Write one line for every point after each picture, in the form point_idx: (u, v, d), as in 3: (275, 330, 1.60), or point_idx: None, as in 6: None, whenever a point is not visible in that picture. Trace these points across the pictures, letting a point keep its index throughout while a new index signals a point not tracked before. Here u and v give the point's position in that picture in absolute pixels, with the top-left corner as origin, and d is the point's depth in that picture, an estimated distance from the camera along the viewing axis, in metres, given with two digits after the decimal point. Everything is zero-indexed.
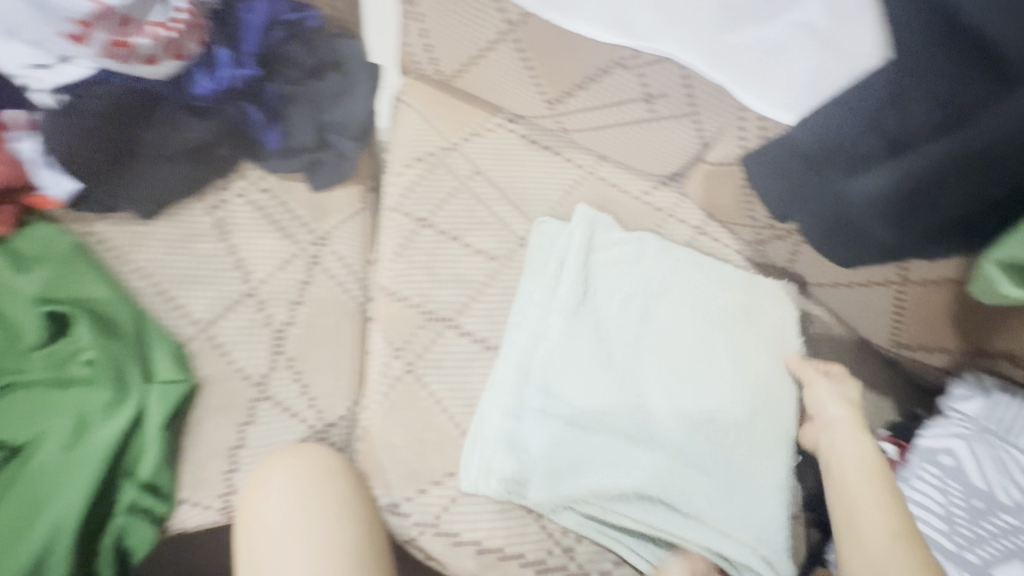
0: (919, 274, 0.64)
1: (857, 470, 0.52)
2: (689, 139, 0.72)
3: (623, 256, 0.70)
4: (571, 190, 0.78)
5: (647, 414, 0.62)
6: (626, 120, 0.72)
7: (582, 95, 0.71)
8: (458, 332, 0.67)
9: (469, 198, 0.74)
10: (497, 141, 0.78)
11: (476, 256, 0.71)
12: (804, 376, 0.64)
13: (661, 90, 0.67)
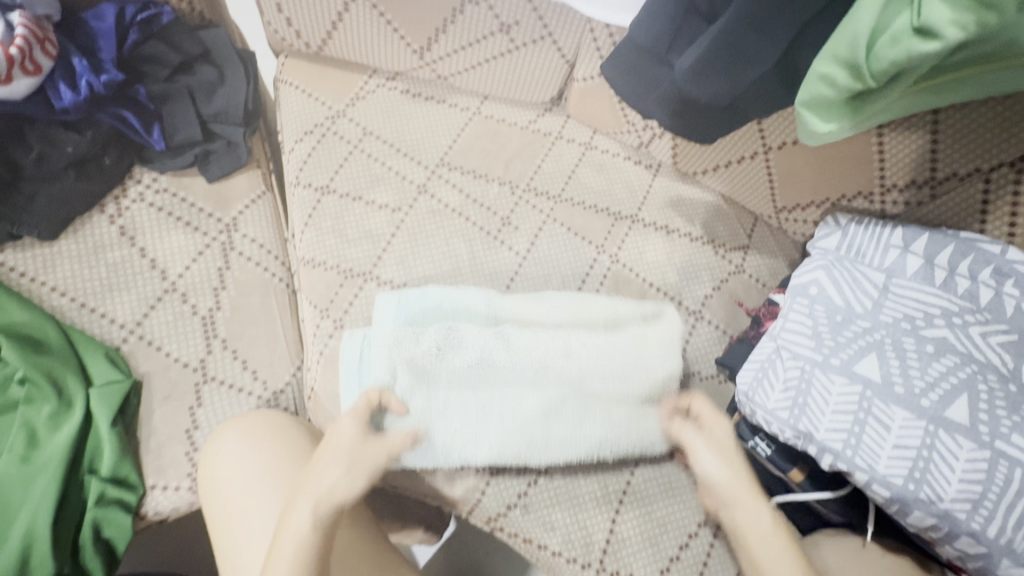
0: (774, 139, 0.72)
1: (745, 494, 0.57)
2: (553, 59, 0.76)
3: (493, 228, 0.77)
4: (461, 132, 0.82)
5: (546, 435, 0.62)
6: (491, 55, 0.77)
7: (445, 39, 0.75)
8: (377, 283, 0.72)
9: (364, 160, 0.78)
10: (380, 102, 0.81)
11: (380, 211, 0.75)
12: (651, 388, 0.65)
13: (512, 18, 0.72)
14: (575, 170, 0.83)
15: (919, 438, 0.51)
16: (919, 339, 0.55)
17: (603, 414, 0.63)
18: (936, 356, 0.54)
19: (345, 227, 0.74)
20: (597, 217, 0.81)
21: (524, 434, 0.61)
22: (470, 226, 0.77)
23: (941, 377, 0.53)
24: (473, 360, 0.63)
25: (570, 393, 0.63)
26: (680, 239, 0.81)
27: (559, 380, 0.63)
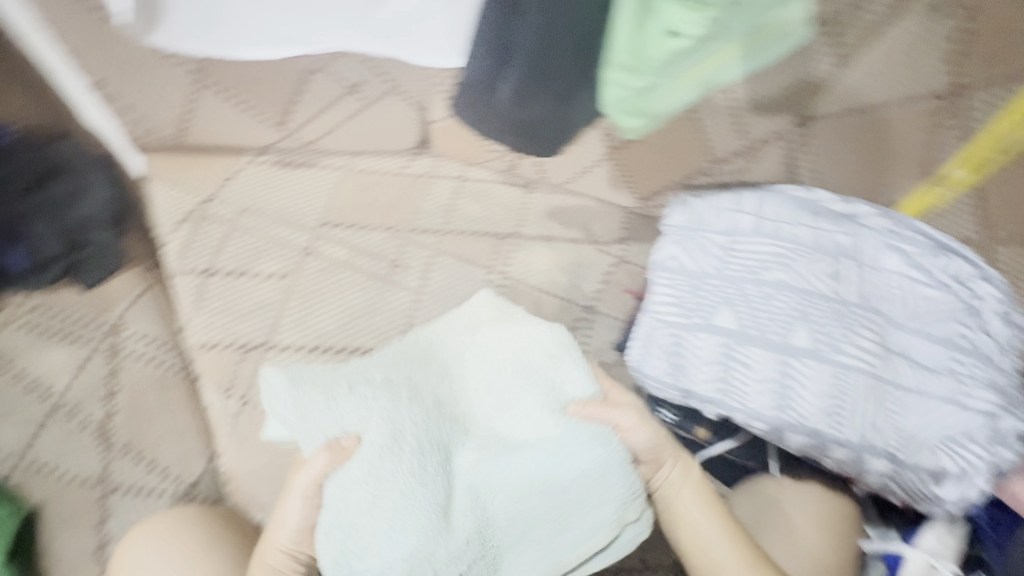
0: (618, 140, 0.79)
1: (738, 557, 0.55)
2: (404, 109, 0.83)
3: (381, 272, 0.80)
4: (337, 191, 0.86)
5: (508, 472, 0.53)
6: (347, 116, 0.82)
7: (300, 109, 0.80)
8: (276, 350, 0.73)
9: (244, 235, 0.80)
10: (253, 177, 0.84)
11: (269, 281, 0.77)
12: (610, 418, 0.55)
13: (356, 79, 0.77)
14: (453, 203, 0.89)
15: (775, 372, 0.58)
16: (760, 287, 0.63)
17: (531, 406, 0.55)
18: (777, 297, 0.61)
19: (237, 302, 0.75)
20: (482, 241, 0.86)
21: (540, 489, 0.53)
22: (360, 275, 0.79)
23: (784, 314, 0.60)
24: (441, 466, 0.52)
25: (543, 464, 0.53)
26: (561, 244, 0.88)
27: (530, 394, 0.55)
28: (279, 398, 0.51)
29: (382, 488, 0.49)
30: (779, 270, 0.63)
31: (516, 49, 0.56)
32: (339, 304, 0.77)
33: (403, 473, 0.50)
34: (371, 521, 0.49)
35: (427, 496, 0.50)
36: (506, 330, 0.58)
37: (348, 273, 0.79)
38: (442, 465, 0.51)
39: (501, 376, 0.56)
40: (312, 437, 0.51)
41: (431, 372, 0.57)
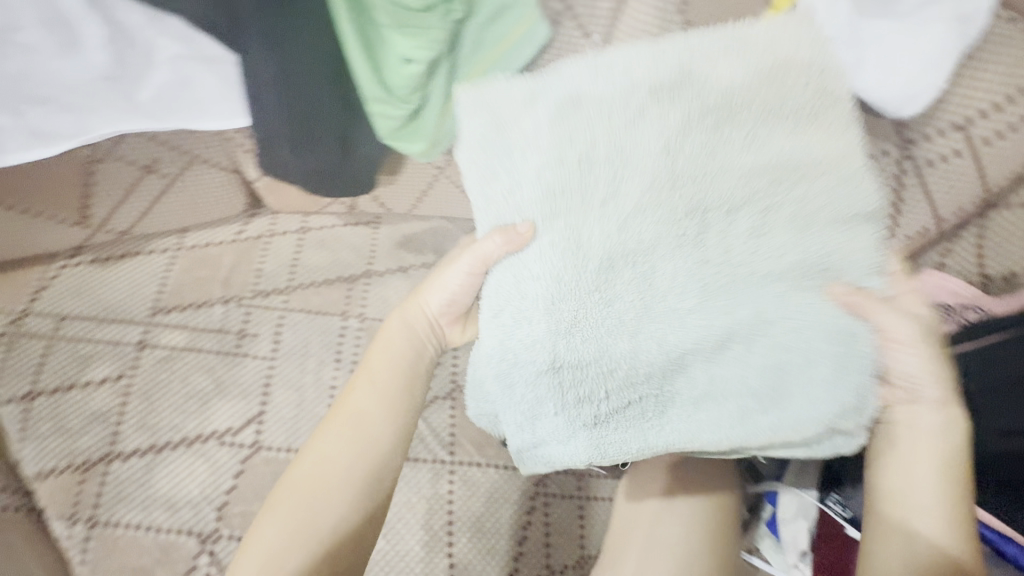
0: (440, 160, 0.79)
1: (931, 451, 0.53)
2: (214, 177, 0.79)
3: (228, 350, 0.76)
4: (167, 274, 0.81)
5: (664, 283, 0.50)
6: (155, 196, 0.78)
7: (99, 201, 0.75)
8: (122, 459, 0.69)
9: (68, 346, 0.75)
10: (70, 281, 0.79)
11: (101, 388, 0.72)
12: (870, 313, 0.49)
13: (148, 159, 0.73)
14: (298, 257, 0.85)
15: None
16: None
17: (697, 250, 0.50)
18: None
19: (66, 420, 0.70)
20: (334, 288, 0.84)
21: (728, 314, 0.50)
22: (205, 356, 0.75)
23: None
24: (669, 270, 0.50)
25: (700, 249, 0.50)
26: (416, 272, 0.87)
27: (670, 242, 0.50)
28: (486, 103, 0.54)
29: (547, 307, 0.52)
30: None
31: (268, 107, 0.56)
32: (182, 394, 0.73)
33: (582, 271, 0.51)
34: (502, 333, 0.55)
35: (609, 321, 0.52)
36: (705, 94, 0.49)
37: (188, 357, 0.75)
38: (606, 270, 0.51)
39: (694, 137, 0.49)
40: (504, 215, 0.54)
41: (687, 220, 0.50)
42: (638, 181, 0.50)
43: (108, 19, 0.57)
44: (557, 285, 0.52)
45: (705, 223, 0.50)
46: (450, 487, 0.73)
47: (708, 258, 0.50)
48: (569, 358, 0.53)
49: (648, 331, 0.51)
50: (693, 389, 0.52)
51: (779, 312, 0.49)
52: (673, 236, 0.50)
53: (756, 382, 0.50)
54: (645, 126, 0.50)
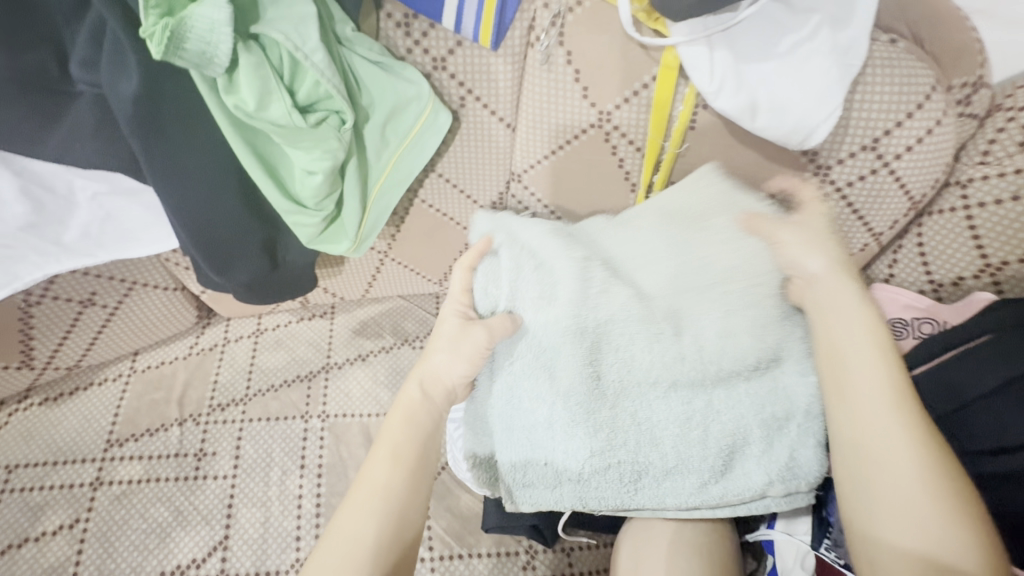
0: (381, 245, 0.79)
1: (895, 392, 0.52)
2: (158, 298, 0.79)
3: (188, 474, 0.74)
4: (121, 401, 0.79)
5: (676, 432, 0.56)
6: (98, 327, 0.77)
7: (39, 342, 0.74)
8: None
9: (20, 497, 0.72)
10: (21, 426, 0.77)
11: (58, 536, 0.70)
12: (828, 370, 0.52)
13: (85, 293, 0.73)
14: (253, 364, 0.84)
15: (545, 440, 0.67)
16: None
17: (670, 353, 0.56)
18: None
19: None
20: (293, 389, 0.82)
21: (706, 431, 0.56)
22: (164, 485, 0.73)
23: None
24: (682, 408, 0.56)
25: (676, 345, 0.56)
26: (377, 357, 0.85)
27: (698, 399, 0.56)
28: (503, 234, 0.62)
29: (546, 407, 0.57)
30: None
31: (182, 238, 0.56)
32: (143, 530, 0.71)
33: (579, 382, 0.56)
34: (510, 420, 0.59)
35: (606, 427, 0.56)
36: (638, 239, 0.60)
37: (146, 490, 0.73)
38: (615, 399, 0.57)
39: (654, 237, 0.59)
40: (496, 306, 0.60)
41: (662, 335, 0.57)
42: (618, 297, 0.57)
43: (17, 173, 0.58)
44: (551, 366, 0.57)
45: (678, 327, 0.57)
46: None
47: (703, 379, 0.56)
48: (576, 459, 0.56)
49: (656, 427, 0.56)
50: (661, 486, 0.57)
51: (740, 416, 0.56)
52: (655, 345, 0.56)
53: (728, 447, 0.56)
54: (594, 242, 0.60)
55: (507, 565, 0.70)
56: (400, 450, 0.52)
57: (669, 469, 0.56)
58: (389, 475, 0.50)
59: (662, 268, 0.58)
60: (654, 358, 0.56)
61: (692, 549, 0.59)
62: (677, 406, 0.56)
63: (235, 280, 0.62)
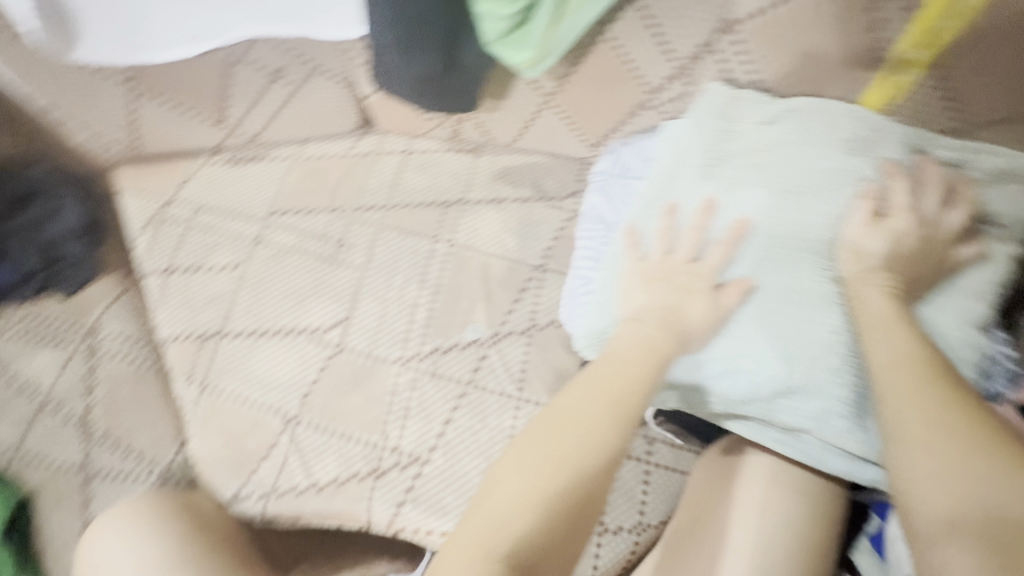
0: (549, 85, 0.75)
1: (885, 376, 0.48)
2: (334, 87, 0.81)
3: (322, 255, 0.81)
4: (285, 179, 0.87)
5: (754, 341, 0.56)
6: (279, 104, 0.83)
7: (233, 102, 0.82)
8: (230, 337, 0.77)
9: (199, 234, 0.84)
10: (205, 177, 0.87)
11: (222, 273, 0.81)
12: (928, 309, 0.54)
13: (276, 65, 0.78)
14: (399, 178, 0.86)
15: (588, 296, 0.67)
16: (639, 215, 0.63)
17: (790, 261, 0.56)
18: (650, 226, 0.62)
19: (182, 299, 0.80)
20: (429, 211, 0.84)
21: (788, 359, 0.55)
22: (307, 257, 0.81)
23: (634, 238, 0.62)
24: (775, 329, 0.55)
25: (799, 251, 0.56)
26: (510, 204, 0.84)
27: (807, 326, 0.55)
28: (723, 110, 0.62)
29: (626, 231, 0.63)
30: (667, 196, 0.62)
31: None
32: (284, 289, 0.79)
33: (639, 219, 0.63)
34: (599, 240, 0.68)
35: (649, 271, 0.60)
36: (801, 152, 0.58)
37: (292, 259, 0.81)
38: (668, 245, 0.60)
39: (809, 152, 0.58)
40: (671, 136, 0.64)
41: (792, 244, 0.56)
42: (747, 184, 0.59)
43: None
44: (643, 209, 0.63)
45: (806, 237, 0.56)
46: (514, 424, 0.71)
47: (808, 306, 0.55)
48: (613, 286, 0.62)
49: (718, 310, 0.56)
50: (706, 377, 0.58)
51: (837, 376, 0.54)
52: (773, 247, 0.56)
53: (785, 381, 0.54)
54: (732, 163, 0.60)
55: None
56: (611, 390, 0.52)
57: (716, 369, 0.58)
58: (597, 447, 0.49)
59: (807, 193, 0.56)
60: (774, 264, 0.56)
61: (789, 492, 0.59)
62: (771, 319, 0.55)
63: (410, 64, 0.61)
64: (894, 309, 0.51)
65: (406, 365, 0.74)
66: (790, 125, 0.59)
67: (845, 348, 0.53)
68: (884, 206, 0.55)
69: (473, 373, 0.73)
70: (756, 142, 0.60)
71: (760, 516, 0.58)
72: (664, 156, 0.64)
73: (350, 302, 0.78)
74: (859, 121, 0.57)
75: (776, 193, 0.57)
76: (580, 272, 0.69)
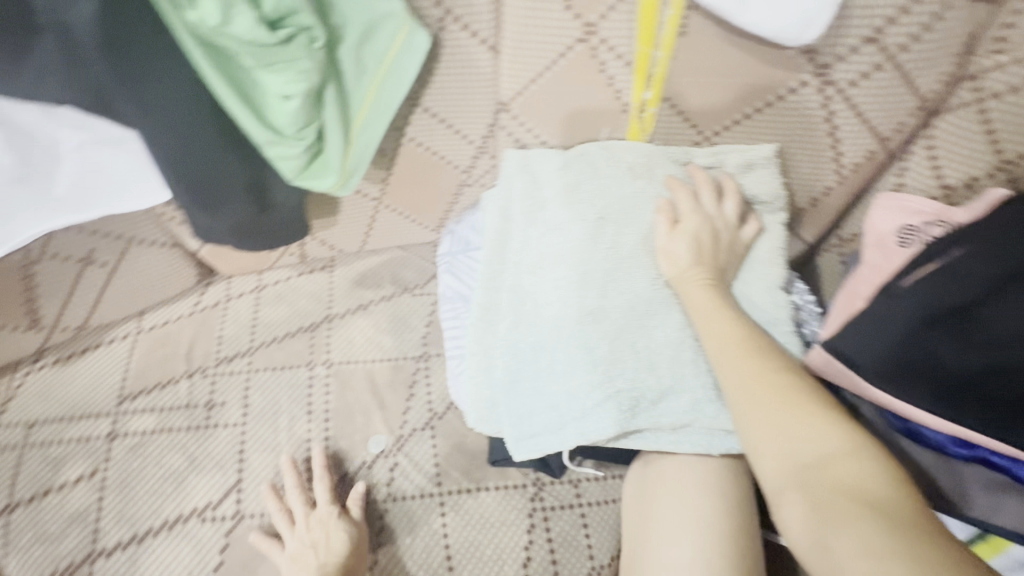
0: (373, 190, 0.79)
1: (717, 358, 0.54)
2: (157, 253, 0.80)
3: (194, 423, 0.76)
4: (130, 359, 0.80)
5: (618, 364, 0.57)
6: (101, 285, 0.79)
7: (47, 299, 0.76)
8: (105, 555, 0.68)
9: (38, 453, 0.74)
10: (34, 387, 0.78)
11: (78, 486, 0.72)
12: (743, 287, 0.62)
13: (84, 250, 0.74)
14: (256, 316, 0.84)
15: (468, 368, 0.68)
16: (484, 282, 0.65)
17: (618, 280, 0.60)
18: (497, 288, 0.64)
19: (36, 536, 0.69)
20: (297, 339, 0.82)
21: (649, 367, 0.57)
22: (175, 433, 0.75)
23: (487, 301, 0.65)
24: (627, 345, 0.58)
25: (622, 273, 0.60)
26: (376, 306, 0.85)
27: (654, 333, 0.58)
28: (525, 168, 0.67)
29: (479, 300, 0.65)
30: (503, 259, 0.65)
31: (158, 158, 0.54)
32: (157, 476, 0.72)
33: (485, 285, 0.65)
34: (461, 315, 0.70)
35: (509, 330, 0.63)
36: (596, 186, 0.64)
37: (160, 441, 0.74)
38: (516, 303, 0.63)
39: (603, 184, 0.64)
40: (490, 202, 0.68)
41: (617, 267, 0.60)
42: (565, 224, 0.63)
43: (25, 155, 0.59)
44: (486, 275, 0.65)
45: (624, 258, 0.61)
46: (443, 522, 0.69)
47: (649, 316, 0.59)
48: (482, 357, 0.64)
49: (575, 348, 0.58)
50: (586, 413, 0.57)
51: (695, 368, 0.57)
52: (602, 273, 0.60)
53: (653, 388, 0.57)
54: (547, 209, 0.64)
55: (514, 497, 0.71)
56: None
57: (593, 400, 0.56)
58: None
59: (612, 223, 0.63)
60: (611, 289, 0.60)
61: (701, 489, 0.61)
62: (624, 337, 0.58)
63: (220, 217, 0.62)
64: (711, 296, 0.58)
65: (316, 506, 0.70)
66: (580, 166, 0.65)
67: (692, 341, 0.58)
68: (677, 214, 0.63)
69: (387, 487, 0.71)
70: (559, 186, 0.64)
71: (688, 495, 0.61)
72: (488, 219, 0.67)
73: (236, 462, 0.73)
74: (631, 151, 0.65)
75: (590, 227, 0.62)
76: (455, 350, 0.70)
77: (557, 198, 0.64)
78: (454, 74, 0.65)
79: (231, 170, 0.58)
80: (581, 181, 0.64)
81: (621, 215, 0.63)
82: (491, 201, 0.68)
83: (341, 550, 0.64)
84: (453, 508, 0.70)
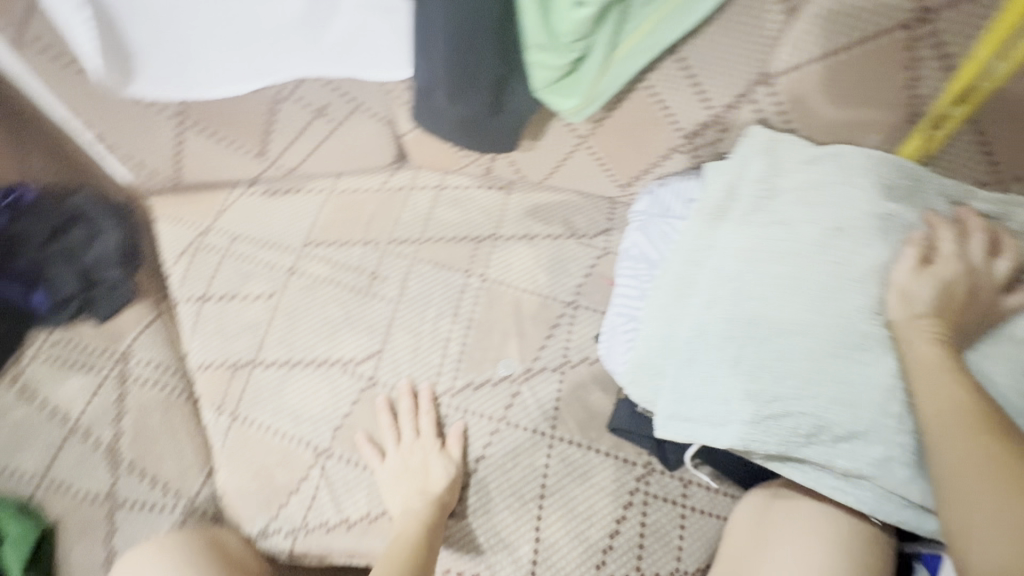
0: (585, 127, 0.77)
1: (937, 423, 0.47)
2: (373, 124, 0.84)
3: (358, 286, 0.82)
4: (321, 211, 0.89)
5: (807, 387, 0.53)
6: (319, 139, 0.86)
7: (277, 135, 0.85)
8: (264, 366, 0.77)
9: (233, 263, 0.85)
10: (242, 208, 0.89)
11: (256, 302, 0.82)
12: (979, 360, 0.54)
13: (320, 102, 0.80)
14: (432, 212, 0.88)
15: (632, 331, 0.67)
16: (682, 256, 0.63)
17: (838, 302, 0.54)
18: (693, 266, 0.62)
19: (216, 329, 0.81)
20: (462, 245, 0.85)
21: (842, 403, 0.52)
22: (341, 289, 0.82)
23: (679, 276, 0.62)
24: (825, 373, 0.53)
25: (844, 296, 0.54)
26: (542, 241, 0.85)
27: (862, 371, 0.52)
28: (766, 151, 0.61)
29: (670, 271, 0.63)
30: (710, 238, 0.62)
31: (437, 34, 0.56)
32: (318, 318, 0.80)
33: (683, 259, 0.63)
34: (640, 278, 0.69)
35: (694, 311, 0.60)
36: (847, 192, 0.56)
37: (327, 290, 0.82)
38: (710, 286, 0.60)
39: (855, 192, 0.56)
40: (712, 176, 0.64)
41: (841, 288, 0.54)
42: (796, 224, 0.57)
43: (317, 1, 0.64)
44: (686, 249, 0.63)
45: (853, 281, 0.54)
46: (547, 462, 0.70)
47: (860, 351, 0.53)
48: (657, 326, 0.62)
49: (764, 356, 0.55)
50: (753, 423, 0.55)
51: (895, 423, 0.51)
52: (821, 289, 0.54)
53: (838, 425, 0.52)
54: (779, 201, 0.59)
55: (622, 470, 0.69)
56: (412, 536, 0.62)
57: (764, 414, 0.54)
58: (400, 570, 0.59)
59: (857, 235, 0.55)
60: (825, 308, 0.54)
61: (825, 541, 0.57)
62: (824, 364, 0.53)
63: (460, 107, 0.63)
64: (946, 355, 0.50)
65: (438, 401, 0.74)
66: (833, 166, 0.58)
67: (901, 394, 0.52)
68: (936, 253, 0.54)
69: (505, 410, 0.73)
70: (801, 182, 0.59)
71: (805, 538, 0.58)
72: (707, 194, 0.63)
73: (383, 334, 0.79)
74: (903, 166, 0.56)
75: (823, 235, 0.56)
76: (622, 309, 0.69)
77: (794, 194, 0.59)
78: (732, 30, 0.57)
79: (491, 66, 0.58)
80: (830, 183, 0.57)
81: (870, 232, 0.55)
82: (716, 175, 0.64)
83: (442, 476, 0.68)
84: (561, 455, 0.70)
